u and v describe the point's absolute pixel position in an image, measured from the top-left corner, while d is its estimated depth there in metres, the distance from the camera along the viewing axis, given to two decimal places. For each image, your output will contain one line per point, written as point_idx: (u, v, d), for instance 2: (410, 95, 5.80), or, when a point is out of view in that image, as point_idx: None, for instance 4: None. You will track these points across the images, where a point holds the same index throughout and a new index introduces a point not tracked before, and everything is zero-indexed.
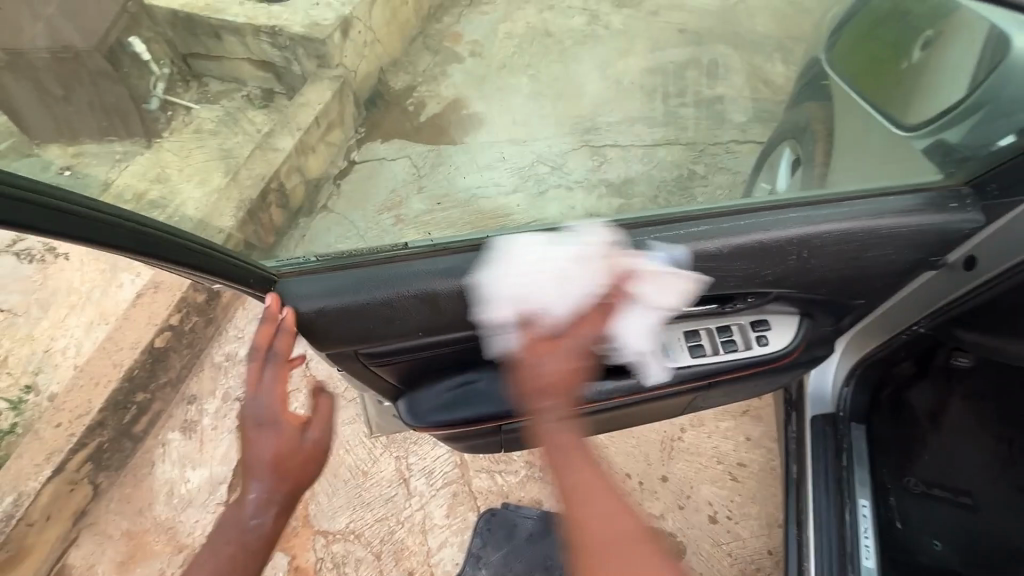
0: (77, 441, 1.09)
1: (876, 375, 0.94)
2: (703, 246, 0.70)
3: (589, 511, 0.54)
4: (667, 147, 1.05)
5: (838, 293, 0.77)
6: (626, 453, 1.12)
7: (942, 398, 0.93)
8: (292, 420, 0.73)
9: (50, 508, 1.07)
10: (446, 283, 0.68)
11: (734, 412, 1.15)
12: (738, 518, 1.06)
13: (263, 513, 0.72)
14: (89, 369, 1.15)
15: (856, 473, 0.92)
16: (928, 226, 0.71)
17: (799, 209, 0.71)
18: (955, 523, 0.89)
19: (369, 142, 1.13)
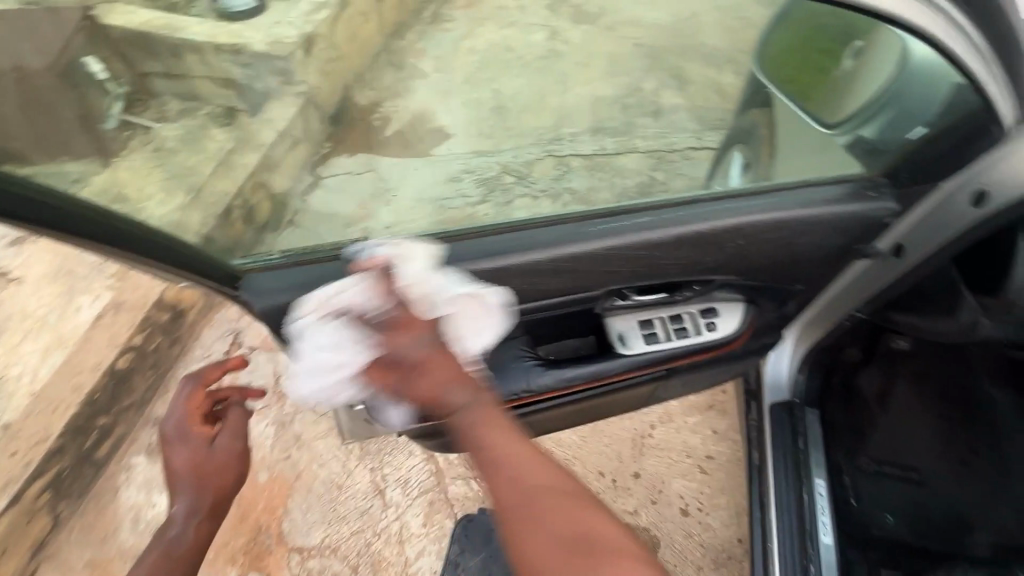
0: (35, 469, 1.05)
1: (826, 359, 1.01)
2: (648, 237, 0.77)
3: (537, 531, 0.52)
4: (628, 155, 1.10)
5: (777, 277, 0.85)
6: (599, 452, 1.14)
7: (887, 381, 0.97)
8: (197, 431, 0.77)
9: (7, 540, 1.02)
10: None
11: (700, 407, 1.19)
12: (708, 509, 1.09)
13: (188, 523, 0.75)
14: (48, 394, 1.11)
15: (811, 456, 0.99)
16: (849, 214, 0.78)
17: (734, 201, 0.79)
18: (906, 497, 0.95)
19: (335, 158, 1.13)
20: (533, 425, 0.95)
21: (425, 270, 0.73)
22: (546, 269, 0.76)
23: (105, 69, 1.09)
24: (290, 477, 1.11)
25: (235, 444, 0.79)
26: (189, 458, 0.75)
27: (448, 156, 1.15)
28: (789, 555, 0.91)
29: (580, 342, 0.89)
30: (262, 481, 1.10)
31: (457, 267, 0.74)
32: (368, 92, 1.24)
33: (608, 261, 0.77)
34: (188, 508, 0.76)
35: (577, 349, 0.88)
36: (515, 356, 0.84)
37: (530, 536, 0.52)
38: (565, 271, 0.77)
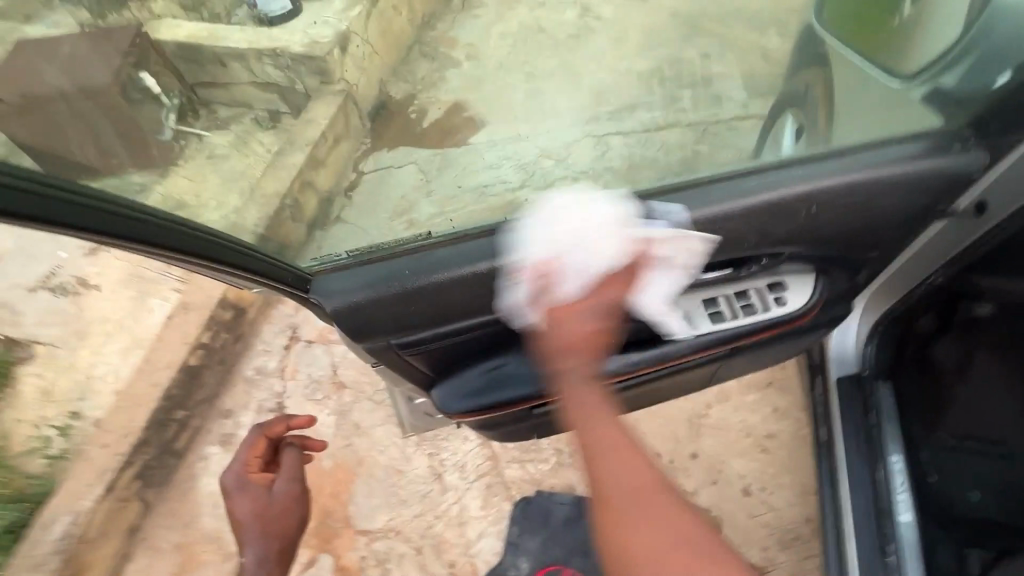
0: (125, 459, 1.15)
1: (899, 333, 0.96)
2: (704, 213, 0.74)
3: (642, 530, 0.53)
4: (669, 129, 1.08)
5: (850, 246, 0.81)
6: (655, 433, 1.11)
7: (966, 351, 0.90)
8: (258, 481, 0.93)
9: (106, 523, 1.12)
10: (479, 268, 0.74)
11: (760, 384, 1.14)
12: (771, 489, 1.06)
13: (259, 565, 0.93)
14: (128, 391, 1.19)
15: (885, 429, 0.94)
16: (929, 171, 0.72)
17: (795, 167, 0.75)
18: (991, 473, 0.88)
19: (376, 151, 1.18)
20: None
21: (487, 261, 0.74)
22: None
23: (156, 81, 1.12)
24: (352, 464, 1.15)
25: (293, 488, 0.95)
26: (252, 505, 0.91)
27: (488, 143, 1.16)
28: (866, 537, 0.88)
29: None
30: (327, 467, 1.15)
31: (518, 256, 0.74)
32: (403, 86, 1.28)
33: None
34: (260, 552, 0.93)
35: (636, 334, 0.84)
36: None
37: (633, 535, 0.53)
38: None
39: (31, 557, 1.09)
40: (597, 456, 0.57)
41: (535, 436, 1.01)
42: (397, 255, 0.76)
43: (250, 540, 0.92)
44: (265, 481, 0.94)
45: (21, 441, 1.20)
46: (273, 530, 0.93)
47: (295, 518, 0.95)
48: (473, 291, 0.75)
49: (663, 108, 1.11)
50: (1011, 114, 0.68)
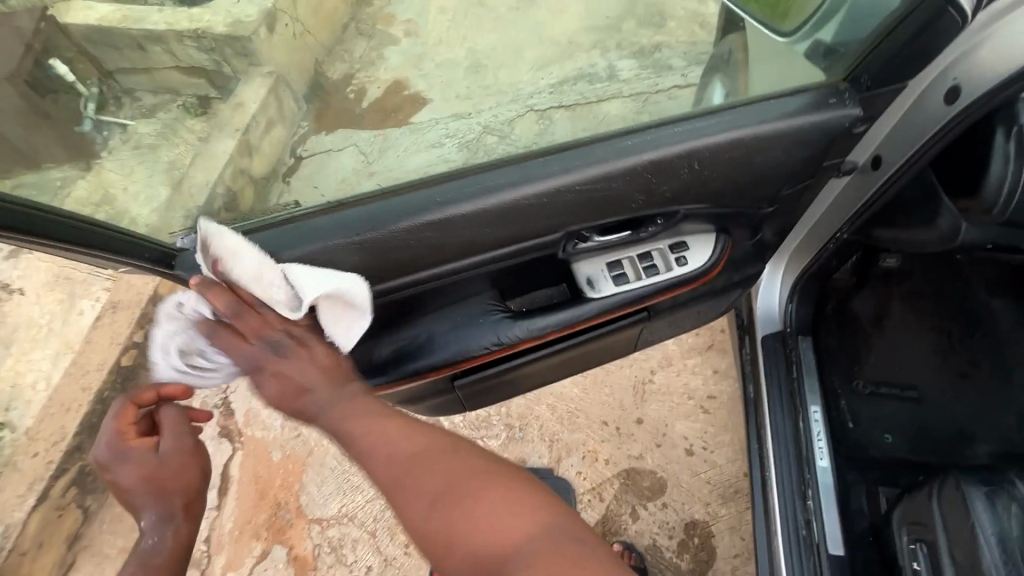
0: (59, 467, 1.11)
1: (815, 286, 0.97)
2: (592, 172, 0.71)
3: (413, 496, 0.54)
4: (610, 102, 1.03)
5: (745, 202, 0.80)
6: (601, 402, 1.15)
7: (880, 302, 1.01)
8: (141, 444, 0.65)
9: (41, 534, 1.07)
10: (356, 238, 0.68)
11: (699, 348, 1.18)
12: (713, 448, 1.10)
13: (162, 533, 0.64)
14: (60, 397, 1.15)
15: (805, 381, 0.94)
16: (812, 125, 0.71)
17: (683, 122, 0.73)
18: (906, 415, 0.95)
19: (314, 135, 1.14)
20: (532, 375, 0.92)
21: (365, 231, 0.68)
22: (487, 216, 0.71)
23: (70, 70, 1.01)
24: (303, 454, 1.14)
25: (184, 443, 0.66)
26: (135, 468, 0.62)
27: (429, 122, 1.12)
28: (788, 484, 0.87)
29: (555, 291, 0.85)
30: (277, 460, 1.13)
31: (400, 224, 0.69)
32: (340, 65, 1.24)
33: (559, 202, 0.72)
34: (162, 515, 0.65)
35: (550, 298, 0.84)
36: (483, 310, 0.81)
37: (411, 504, 0.54)
38: (511, 219, 0.72)
39: None
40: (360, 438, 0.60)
41: (470, 410, 0.97)
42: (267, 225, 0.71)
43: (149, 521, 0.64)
44: (150, 442, 0.65)
45: None
46: (177, 489, 0.65)
47: (193, 480, 0.65)
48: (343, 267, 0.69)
49: (605, 79, 1.08)
50: (886, 62, 0.68)
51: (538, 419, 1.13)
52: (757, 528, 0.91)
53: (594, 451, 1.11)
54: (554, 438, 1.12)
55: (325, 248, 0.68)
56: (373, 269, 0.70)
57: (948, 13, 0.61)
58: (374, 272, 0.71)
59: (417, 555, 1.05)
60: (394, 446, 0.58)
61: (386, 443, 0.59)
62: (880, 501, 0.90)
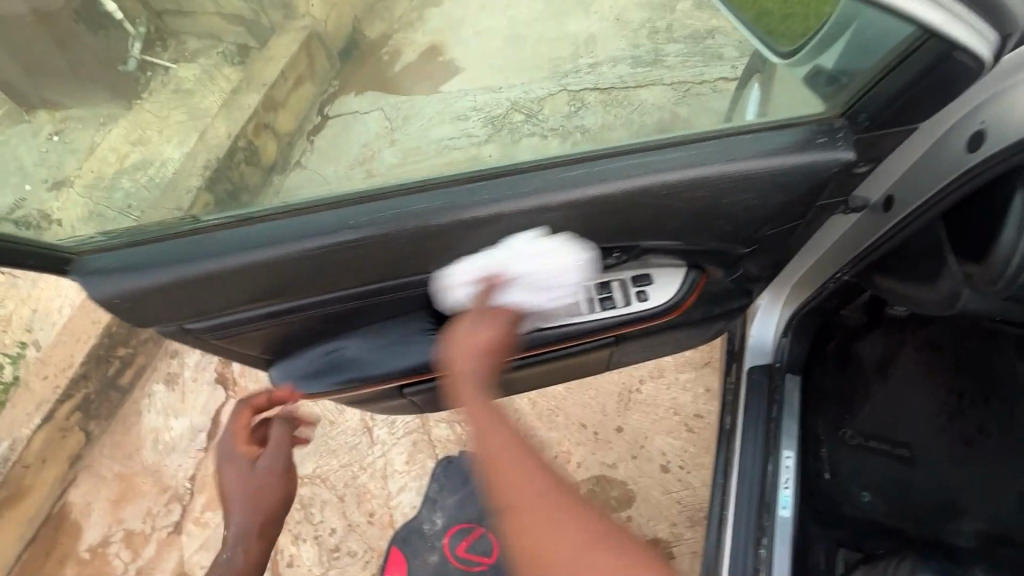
0: (65, 393, 1.19)
1: (812, 325, 0.92)
2: (529, 203, 0.66)
3: (545, 523, 0.44)
4: (648, 88, 0.94)
5: (720, 241, 0.74)
6: (585, 405, 1.15)
7: (891, 350, 0.97)
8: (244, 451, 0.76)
9: (45, 450, 1.18)
10: (259, 257, 0.65)
11: (695, 364, 1.16)
12: (690, 468, 1.10)
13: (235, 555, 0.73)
14: (72, 327, 1.23)
15: (785, 424, 0.89)
16: (791, 167, 0.65)
17: (643, 154, 0.67)
18: (890, 474, 0.92)
19: (342, 97, 0.97)
20: (511, 383, 0.91)
21: (276, 246, 0.65)
22: (414, 239, 0.66)
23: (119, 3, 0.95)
24: None
25: (276, 463, 0.75)
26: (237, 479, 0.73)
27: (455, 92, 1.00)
28: (744, 526, 0.84)
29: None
30: None
31: (307, 244, 0.65)
32: (377, 23, 1.04)
33: (496, 230, 0.67)
34: (242, 531, 0.74)
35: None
36: (421, 329, 0.77)
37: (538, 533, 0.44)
38: (442, 245, 0.68)
39: None
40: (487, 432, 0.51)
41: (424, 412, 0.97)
42: (169, 236, 0.67)
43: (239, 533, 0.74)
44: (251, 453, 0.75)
45: None
46: (261, 508, 0.74)
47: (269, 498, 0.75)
48: (263, 278, 0.67)
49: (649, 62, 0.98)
50: (890, 102, 0.61)
51: (517, 411, 1.15)
52: (709, 548, 0.90)
53: (567, 451, 1.12)
54: (530, 434, 1.13)
55: (224, 267, 0.65)
56: (296, 276, 0.67)
57: (955, 59, 0.54)
58: (284, 291, 0.69)
59: (378, 525, 1.11)
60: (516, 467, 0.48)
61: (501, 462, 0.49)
62: (838, 562, 0.88)
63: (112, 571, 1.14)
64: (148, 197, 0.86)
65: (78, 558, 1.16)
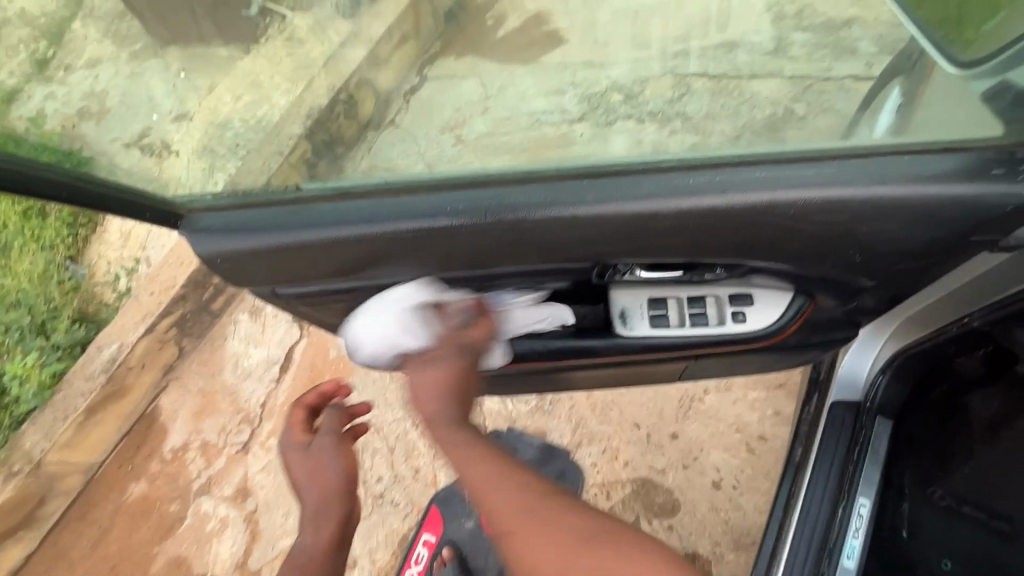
0: (165, 309, 1.32)
1: (920, 368, 0.80)
2: (633, 208, 0.60)
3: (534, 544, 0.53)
4: (764, 80, 0.86)
5: (845, 270, 0.65)
6: (641, 405, 1.12)
7: (1004, 412, 0.84)
8: (299, 440, 0.75)
9: (145, 356, 1.32)
10: (352, 232, 0.64)
11: (769, 384, 1.10)
12: (743, 490, 1.05)
13: (307, 534, 0.72)
14: (178, 251, 1.37)
15: (863, 470, 0.81)
16: (950, 201, 0.55)
17: (770, 166, 0.59)
18: (977, 543, 0.81)
19: (443, 58, 1.00)
20: (577, 377, 0.87)
21: (370, 224, 0.64)
22: (513, 230, 0.63)
23: None
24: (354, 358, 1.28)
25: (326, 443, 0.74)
26: (299, 466, 0.73)
27: (556, 64, 0.97)
28: (797, 567, 0.79)
29: (590, 311, 0.78)
30: (332, 358, 1.29)
31: (398, 224, 0.64)
32: None
33: (591, 231, 0.62)
34: (315, 511, 0.72)
35: (579, 317, 0.77)
36: None
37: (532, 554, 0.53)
38: (532, 242, 0.64)
39: (88, 370, 1.31)
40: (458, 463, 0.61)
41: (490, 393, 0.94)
42: (270, 202, 0.68)
43: (311, 518, 0.72)
44: (302, 438, 0.76)
45: (101, 272, 1.44)
46: (319, 487, 0.72)
47: (338, 476, 0.72)
48: (353, 251, 0.67)
49: (769, 52, 0.90)
50: None
51: (571, 400, 1.14)
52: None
53: (616, 449, 1.10)
54: (581, 424, 1.13)
55: (321, 236, 0.65)
56: (377, 254, 0.67)
57: None
58: (386, 264, 0.69)
59: (422, 482, 1.17)
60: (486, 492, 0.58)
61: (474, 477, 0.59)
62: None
63: (188, 474, 1.28)
64: (255, 139, 0.89)
65: (161, 457, 1.30)
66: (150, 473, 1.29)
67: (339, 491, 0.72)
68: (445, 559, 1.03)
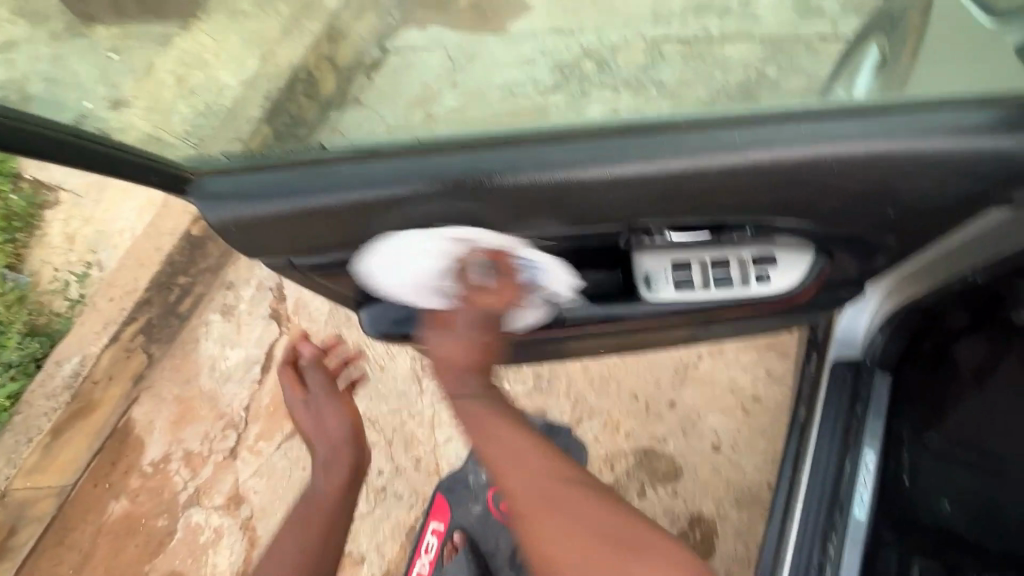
0: (129, 315, 1.26)
1: (913, 325, 0.84)
2: (672, 165, 0.59)
3: (562, 541, 0.59)
4: (737, 42, 0.84)
5: (872, 227, 0.65)
6: (637, 374, 1.15)
7: (994, 354, 0.84)
8: (299, 396, 0.89)
9: (114, 367, 1.25)
10: (380, 194, 0.63)
11: (758, 345, 1.14)
12: (742, 450, 1.09)
13: (319, 475, 0.85)
14: (136, 251, 1.29)
15: (867, 423, 0.88)
16: (989, 152, 0.56)
17: (814, 120, 0.58)
18: (973, 485, 0.85)
19: (404, 30, 0.94)
20: (577, 346, 0.87)
21: (403, 183, 0.63)
22: (541, 197, 0.62)
23: None
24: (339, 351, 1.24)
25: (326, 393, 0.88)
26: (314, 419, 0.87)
27: (527, 32, 0.93)
28: (812, 524, 0.85)
29: (605, 277, 0.77)
30: None
31: (422, 185, 0.62)
32: None
33: (630, 193, 0.61)
34: (324, 454, 0.86)
35: (597, 284, 0.76)
36: None
37: (546, 532, 0.60)
38: (573, 206, 0.63)
39: (48, 387, 1.25)
40: (503, 454, 0.64)
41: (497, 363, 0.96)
42: (285, 164, 0.65)
43: (322, 462, 0.86)
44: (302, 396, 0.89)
45: (46, 279, 1.33)
46: (331, 432, 0.86)
47: (343, 420, 0.87)
48: (380, 218, 0.65)
49: (738, 11, 0.88)
50: None
51: (569, 375, 1.15)
52: (767, 540, 0.91)
53: (617, 421, 1.12)
54: (580, 400, 1.14)
55: (348, 202, 0.64)
56: (405, 220, 0.66)
57: None
58: (412, 229, 0.67)
59: (424, 472, 1.17)
60: (528, 486, 0.62)
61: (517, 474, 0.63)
62: (912, 568, 0.87)
63: (173, 486, 1.21)
64: (213, 126, 0.80)
65: (141, 472, 1.23)
66: (131, 490, 1.22)
67: (348, 433, 0.87)
68: (457, 544, 1.05)
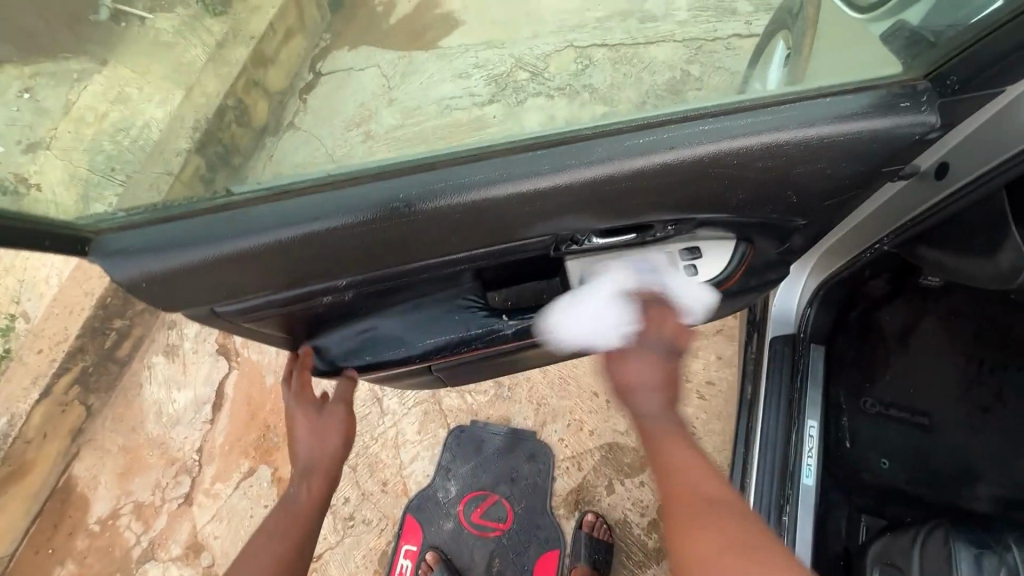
0: (63, 364, 1.18)
1: (839, 293, 0.91)
2: (589, 173, 0.61)
3: (706, 537, 0.56)
4: (660, 45, 0.87)
5: (784, 211, 0.69)
6: (595, 372, 1.17)
7: (909, 319, 0.95)
8: (309, 400, 0.82)
9: (48, 424, 1.18)
10: (298, 232, 0.60)
11: (708, 332, 1.18)
12: (702, 434, 1.12)
13: (298, 486, 0.82)
14: (63, 299, 1.21)
15: (809, 394, 0.92)
16: (870, 133, 0.60)
17: (712, 118, 0.61)
18: (911, 442, 0.92)
19: (336, 50, 0.96)
20: (528, 357, 0.88)
21: (319, 221, 0.60)
22: (466, 218, 0.62)
23: None
24: None
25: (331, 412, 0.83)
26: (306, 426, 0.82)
27: (458, 48, 0.94)
28: (767, 494, 0.88)
29: (546, 286, 0.80)
30: (269, 386, 1.20)
31: (339, 219, 0.60)
32: None
33: (555, 203, 0.62)
34: (306, 466, 0.83)
35: (538, 293, 0.80)
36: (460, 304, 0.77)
37: (690, 529, 0.58)
38: (493, 220, 0.63)
39: None
40: (667, 451, 0.67)
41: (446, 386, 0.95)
42: (199, 211, 0.62)
43: (301, 469, 0.82)
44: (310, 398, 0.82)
45: None
46: (322, 447, 0.83)
47: (337, 443, 0.83)
48: (298, 256, 0.62)
49: (657, 17, 0.92)
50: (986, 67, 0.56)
51: (529, 381, 1.17)
52: None
53: (580, 420, 1.14)
54: (542, 403, 1.16)
55: (264, 244, 0.61)
56: (327, 259, 0.63)
57: None
58: (336, 265, 0.64)
59: (392, 494, 1.14)
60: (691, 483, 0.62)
61: (680, 472, 0.64)
62: (860, 528, 0.89)
63: (124, 543, 1.15)
64: (132, 160, 0.77)
65: (88, 531, 1.16)
66: (78, 552, 1.15)
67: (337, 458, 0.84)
68: (432, 563, 1.08)
